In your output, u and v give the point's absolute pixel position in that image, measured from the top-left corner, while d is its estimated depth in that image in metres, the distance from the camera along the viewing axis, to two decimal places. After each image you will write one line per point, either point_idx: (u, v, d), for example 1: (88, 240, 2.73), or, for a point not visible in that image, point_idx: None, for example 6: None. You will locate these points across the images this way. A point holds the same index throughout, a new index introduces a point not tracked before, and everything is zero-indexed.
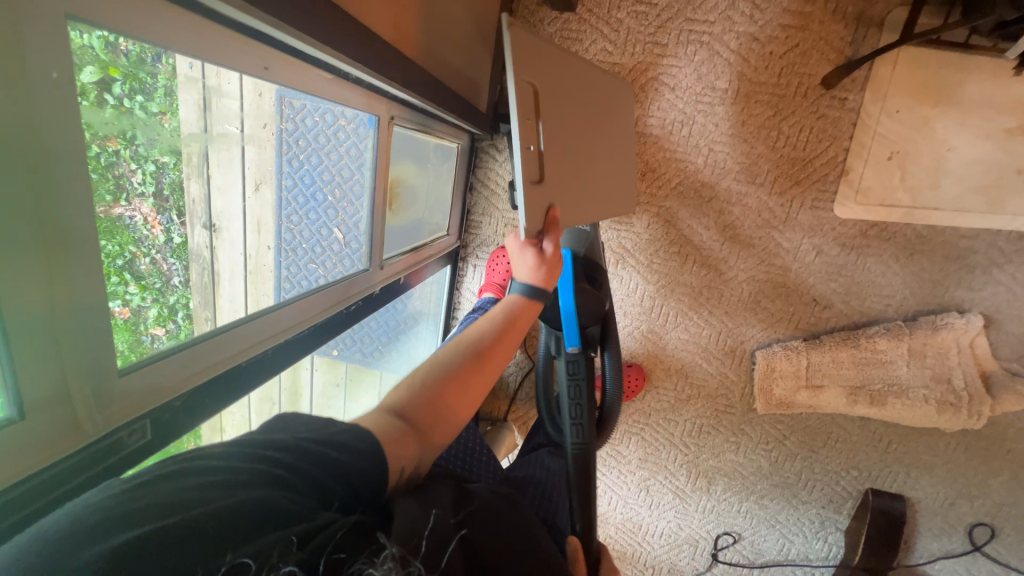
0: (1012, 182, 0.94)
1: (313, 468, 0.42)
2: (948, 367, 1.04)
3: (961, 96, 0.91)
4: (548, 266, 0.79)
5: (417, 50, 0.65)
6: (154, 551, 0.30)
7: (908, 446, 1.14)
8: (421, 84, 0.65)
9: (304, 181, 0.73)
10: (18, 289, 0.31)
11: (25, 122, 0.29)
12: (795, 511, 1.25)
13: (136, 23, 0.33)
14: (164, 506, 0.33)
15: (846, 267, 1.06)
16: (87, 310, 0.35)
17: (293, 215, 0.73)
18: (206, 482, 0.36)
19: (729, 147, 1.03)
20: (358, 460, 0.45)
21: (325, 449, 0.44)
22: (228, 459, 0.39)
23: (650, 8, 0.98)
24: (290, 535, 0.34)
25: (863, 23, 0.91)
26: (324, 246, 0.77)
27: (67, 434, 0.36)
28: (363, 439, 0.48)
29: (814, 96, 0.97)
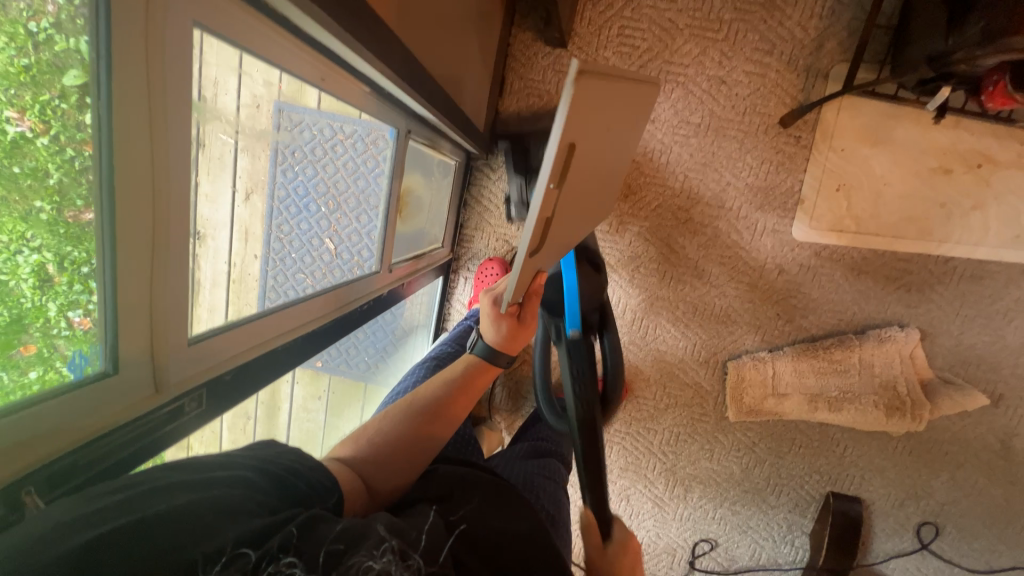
0: (937, 213, 1.10)
1: (270, 473, 0.46)
2: (894, 376, 1.16)
3: (893, 139, 1.07)
4: (514, 335, 0.87)
5: (435, 71, 0.71)
6: (152, 531, 0.34)
7: (862, 450, 1.25)
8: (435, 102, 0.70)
9: (298, 192, 0.74)
10: (128, 266, 0.38)
11: (158, 113, 0.36)
12: (765, 515, 1.32)
13: (237, 31, 0.40)
14: (129, 506, 0.36)
15: (804, 285, 1.18)
16: (174, 288, 0.42)
17: (284, 222, 0.72)
18: (163, 485, 0.38)
19: (702, 175, 1.14)
20: (309, 468, 0.50)
21: (285, 461, 0.48)
22: (194, 466, 0.42)
23: (633, 50, 1.10)
24: (289, 527, 0.39)
25: (812, 74, 1.06)
26: (315, 256, 0.79)
27: (139, 393, 0.42)
28: (308, 453, 0.51)
29: (773, 133, 1.10)
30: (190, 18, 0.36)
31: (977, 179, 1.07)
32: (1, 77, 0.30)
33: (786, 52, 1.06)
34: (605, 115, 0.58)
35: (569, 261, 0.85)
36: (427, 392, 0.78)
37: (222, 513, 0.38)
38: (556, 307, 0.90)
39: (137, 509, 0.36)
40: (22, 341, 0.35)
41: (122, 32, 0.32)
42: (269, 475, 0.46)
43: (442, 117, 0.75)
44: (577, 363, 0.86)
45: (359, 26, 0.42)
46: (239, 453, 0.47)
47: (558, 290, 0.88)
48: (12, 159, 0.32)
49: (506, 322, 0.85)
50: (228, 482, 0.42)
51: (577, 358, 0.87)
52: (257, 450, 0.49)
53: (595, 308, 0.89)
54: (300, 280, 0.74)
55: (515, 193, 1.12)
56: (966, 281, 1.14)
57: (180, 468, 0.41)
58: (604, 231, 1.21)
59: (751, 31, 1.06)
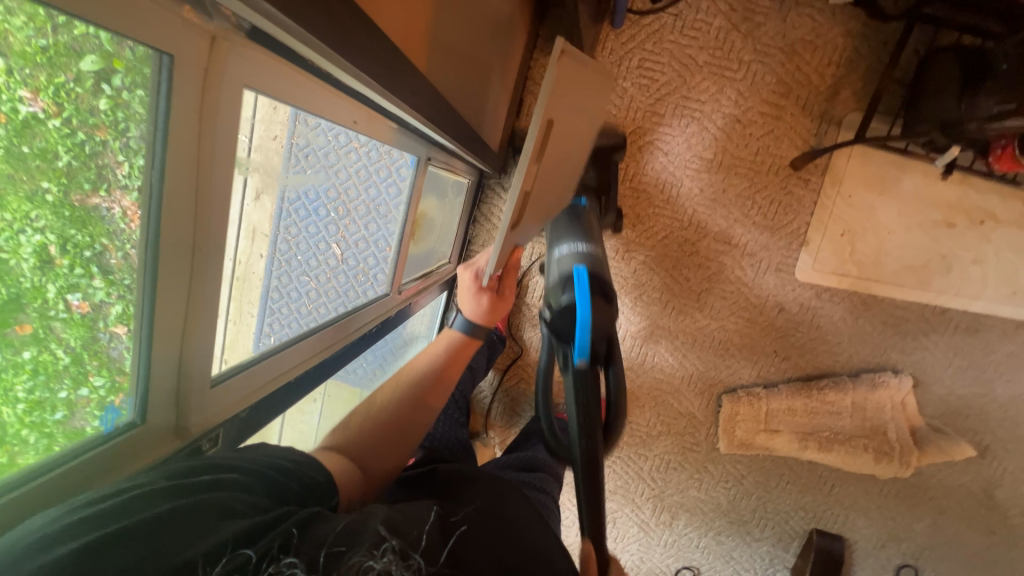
0: (938, 264, 1.12)
1: (264, 473, 0.48)
2: (884, 421, 1.17)
3: (900, 189, 1.09)
4: (492, 310, 0.93)
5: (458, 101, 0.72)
6: (152, 528, 0.36)
7: (848, 491, 1.26)
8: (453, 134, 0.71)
9: (310, 196, 0.76)
10: (172, 289, 0.42)
11: (207, 157, 0.40)
12: (749, 547, 1.34)
13: (283, 86, 0.42)
14: (134, 505, 0.37)
15: (803, 324, 1.19)
16: (206, 317, 0.46)
17: (291, 225, 0.74)
18: (156, 490, 0.39)
19: (711, 210, 1.16)
20: (301, 458, 0.54)
21: (278, 462, 0.51)
22: (188, 467, 0.44)
23: (652, 82, 1.11)
24: (288, 530, 0.40)
25: (826, 120, 1.08)
26: (320, 259, 0.84)
27: (162, 411, 0.46)
28: (297, 449, 0.55)
29: (783, 174, 1.12)
30: (242, 82, 0.38)
31: (979, 235, 1.09)
32: (15, 56, 0.29)
33: (802, 97, 1.08)
34: (581, 110, 0.63)
35: (581, 274, 0.75)
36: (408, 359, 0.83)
37: (224, 514, 0.40)
38: (565, 331, 0.75)
39: (143, 507, 0.37)
40: (18, 319, 0.35)
41: (182, 92, 0.35)
42: (267, 466, 0.49)
43: (461, 146, 0.76)
44: (586, 396, 0.73)
45: (397, 79, 0.43)
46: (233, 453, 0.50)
47: (568, 318, 0.75)
48: (21, 138, 0.31)
49: (487, 296, 0.92)
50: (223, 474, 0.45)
51: (585, 391, 0.73)
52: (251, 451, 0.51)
53: (604, 337, 0.74)
54: (304, 281, 0.80)
55: None
56: (961, 332, 1.16)
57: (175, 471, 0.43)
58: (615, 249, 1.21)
59: (768, 74, 1.08)
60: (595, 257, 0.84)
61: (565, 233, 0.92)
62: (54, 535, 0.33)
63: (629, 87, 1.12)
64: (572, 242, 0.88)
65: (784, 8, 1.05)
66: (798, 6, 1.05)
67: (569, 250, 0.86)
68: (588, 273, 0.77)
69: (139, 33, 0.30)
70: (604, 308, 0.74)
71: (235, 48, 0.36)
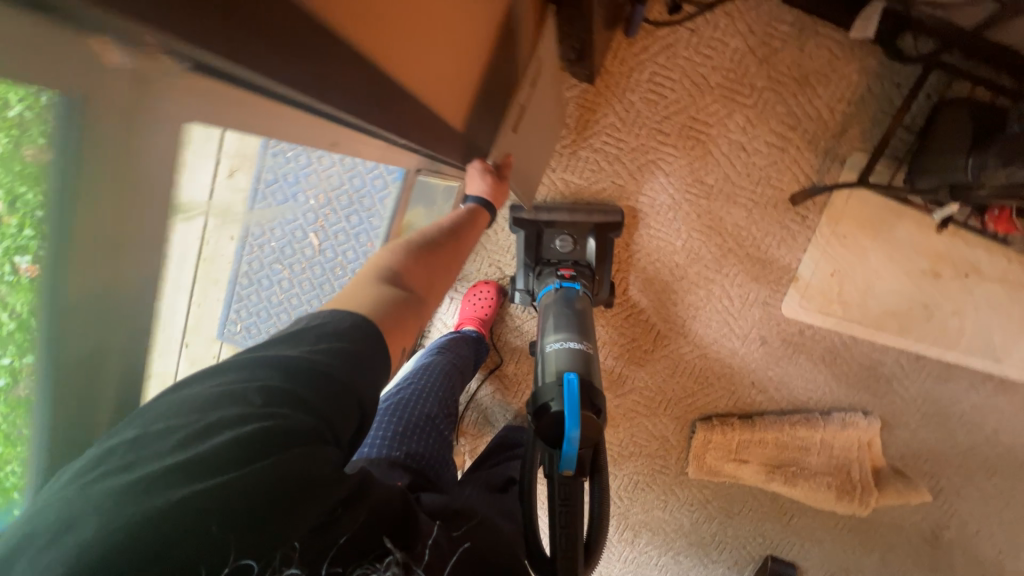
0: (919, 312, 1.12)
1: (301, 409, 0.50)
2: (850, 460, 1.20)
3: (893, 235, 1.08)
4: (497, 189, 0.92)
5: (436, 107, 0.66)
6: (181, 518, 0.42)
7: (806, 522, 1.29)
8: (436, 142, 0.65)
9: (287, 178, 0.87)
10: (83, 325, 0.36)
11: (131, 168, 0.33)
12: (705, 568, 1.36)
13: (230, 102, 0.34)
14: (210, 460, 0.44)
15: (782, 358, 1.19)
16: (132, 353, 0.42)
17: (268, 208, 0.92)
18: (184, 464, 0.44)
19: (704, 237, 1.13)
20: (342, 354, 0.55)
21: (325, 380, 0.52)
22: (256, 399, 0.49)
23: (660, 99, 1.06)
24: (292, 541, 0.46)
25: (830, 157, 1.05)
26: (297, 247, 1.06)
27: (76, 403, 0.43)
28: (340, 344, 0.55)
29: (782, 208, 1.10)
30: (179, 107, 0.32)
31: (963, 287, 1.10)
32: None
33: (809, 131, 1.05)
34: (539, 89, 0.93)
35: (571, 383, 0.75)
36: (419, 237, 0.81)
37: (276, 483, 0.45)
38: (550, 432, 0.75)
39: (222, 464, 0.44)
40: None
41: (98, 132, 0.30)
42: (331, 371, 0.53)
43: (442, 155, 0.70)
44: (564, 504, 0.74)
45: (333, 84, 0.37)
46: (296, 362, 0.52)
47: (555, 424, 0.74)
48: None
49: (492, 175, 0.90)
50: (289, 413, 0.49)
51: (565, 501, 0.74)
52: (292, 381, 0.51)
53: (590, 445, 0.74)
54: (275, 268, 1.04)
55: (519, 279, 1.14)
56: (932, 379, 1.17)
57: (245, 405, 0.48)
58: (602, 311, 1.22)
59: (779, 103, 1.04)
60: (588, 357, 0.84)
61: (561, 324, 0.92)
62: (104, 515, 0.41)
63: (637, 101, 1.07)
64: (565, 337, 0.88)
65: (803, 36, 1.01)
66: (817, 35, 1.01)
67: (560, 346, 0.86)
68: (578, 379, 0.76)
69: (34, 73, 0.25)
70: (593, 419, 0.73)
71: (166, 84, 0.29)
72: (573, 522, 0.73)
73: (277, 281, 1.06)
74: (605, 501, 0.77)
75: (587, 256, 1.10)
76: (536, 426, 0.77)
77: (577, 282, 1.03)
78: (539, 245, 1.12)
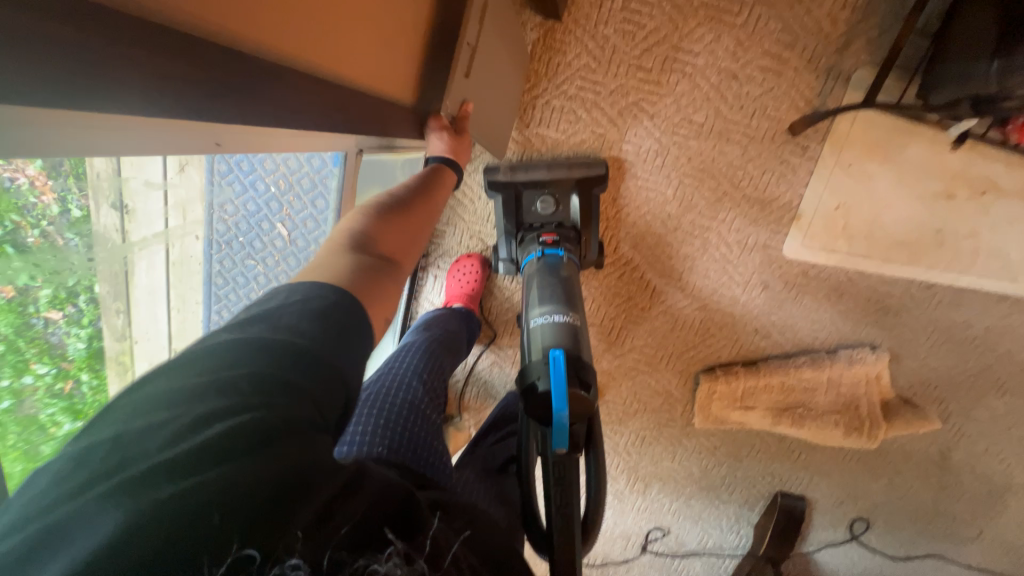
0: (931, 239, 1.05)
1: (294, 393, 0.44)
2: (858, 396, 1.18)
3: (904, 157, 0.99)
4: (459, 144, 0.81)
5: (366, 73, 0.56)
6: (169, 518, 0.35)
7: (814, 457, 1.30)
8: (377, 116, 0.57)
9: (242, 168, 0.78)
10: None
11: None
12: (716, 509, 1.40)
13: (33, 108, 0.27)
14: (202, 456, 0.38)
15: (786, 301, 1.14)
16: None
17: (228, 203, 0.82)
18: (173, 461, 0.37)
19: (696, 182, 1.05)
20: (329, 331, 0.48)
21: (320, 363, 0.46)
22: (246, 386, 0.42)
23: (637, 29, 0.94)
24: (294, 529, 0.40)
25: (832, 76, 0.94)
26: (268, 241, 0.96)
27: None
28: (330, 320, 0.49)
29: (780, 140, 1.00)
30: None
31: (979, 207, 1.02)
32: None
33: (809, 48, 0.93)
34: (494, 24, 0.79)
35: (558, 360, 0.71)
36: (385, 200, 0.70)
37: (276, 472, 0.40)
38: (539, 412, 0.71)
39: (217, 459, 0.38)
40: None
41: None
42: (308, 348, 0.46)
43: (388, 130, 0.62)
44: (560, 485, 0.72)
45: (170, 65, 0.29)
46: (279, 342, 0.45)
47: (544, 404, 0.71)
48: None
49: (447, 132, 0.79)
50: (279, 400, 0.42)
51: (561, 481, 0.72)
52: (282, 361, 0.45)
53: (583, 419, 0.72)
54: (249, 264, 0.95)
55: (502, 249, 1.07)
56: (943, 307, 1.12)
57: (236, 394, 0.41)
58: (594, 272, 1.16)
59: (773, 19, 0.92)
60: (576, 329, 0.79)
61: (546, 295, 0.86)
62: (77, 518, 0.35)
63: (611, 34, 0.94)
64: (550, 309, 0.83)
65: None
66: None
67: (546, 320, 0.81)
68: (564, 355, 0.72)
69: None
70: (583, 395, 0.70)
71: None
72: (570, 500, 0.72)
73: (254, 278, 0.97)
74: (599, 471, 0.77)
75: (571, 217, 1.03)
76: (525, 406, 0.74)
77: (561, 248, 0.98)
78: (520, 209, 1.04)
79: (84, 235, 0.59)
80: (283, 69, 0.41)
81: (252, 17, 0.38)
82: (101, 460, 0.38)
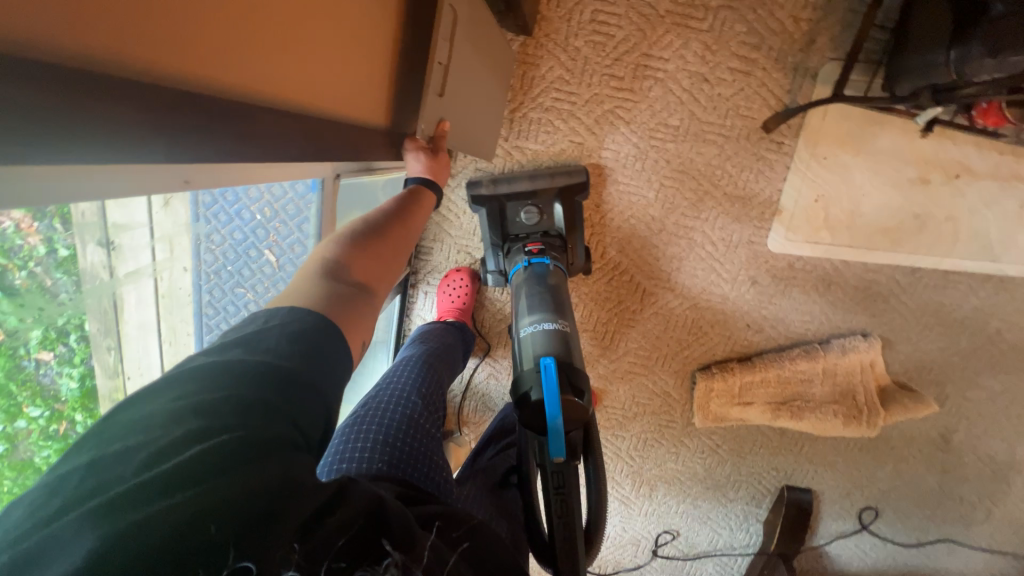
0: (911, 224, 1.07)
1: (272, 410, 0.42)
2: (854, 384, 1.18)
3: (876, 147, 1.01)
4: (437, 165, 0.86)
5: (341, 100, 0.57)
6: (147, 536, 0.33)
7: (817, 449, 1.30)
8: (353, 141, 0.58)
9: (228, 199, 0.79)
10: None
11: None
12: (724, 508, 1.39)
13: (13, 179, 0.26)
14: (182, 475, 0.36)
15: (775, 295, 1.15)
16: None
17: (214, 233, 0.83)
18: (146, 484, 0.35)
19: (677, 183, 1.06)
20: (306, 353, 0.48)
21: (299, 383, 0.45)
22: (226, 407, 0.40)
23: (607, 39, 0.96)
24: (292, 541, 0.38)
25: (800, 73, 0.96)
26: (256, 269, 0.96)
27: None
28: (305, 341, 0.49)
29: (755, 138, 1.02)
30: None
31: (954, 190, 1.04)
32: None
33: (775, 47, 0.95)
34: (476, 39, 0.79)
35: (549, 368, 0.71)
36: (366, 222, 0.70)
37: (263, 491, 0.37)
38: (534, 421, 0.72)
39: (196, 478, 0.36)
40: None
41: None
42: (283, 370, 0.45)
43: (365, 154, 0.63)
44: (560, 492, 0.72)
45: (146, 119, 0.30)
46: (254, 364, 0.44)
47: (538, 411, 0.71)
48: None
49: (425, 155, 0.83)
50: (261, 420, 0.41)
51: (561, 490, 0.72)
52: (263, 380, 0.43)
53: (579, 426, 0.72)
54: (239, 292, 0.94)
55: (489, 262, 1.08)
56: (929, 290, 1.14)
57: (215, 415, 0.39)
58: (583, 278, 1.17)
59: (738, 22, 0.94)
60: (565, 336, 0.80)
61: (534, 304, 0.87)
62: (50, 543, 0.33)
63: (582, 46, 0.96)
64: (539, 318, 0.83)
65: None
66: None
67: (535, 328, 0.81)
68: (555, 362, 0.73)
69: None
70: (576, 402, 0.70)
71: None
72: (570, 508, 0.72)
73: (245, 306, 0.96)
74: (599, 478, 0.76)
75: (556, 225, 1.05)
76: (519, 416, 0.74)
77: (547, 257, 0.98)
78: (504, 220, 1.05)
79: (71, 276, 0.59)
80: (254, 102, 0.42)
81: (223, 59, 0.39)
82: (80, 484, 0.36)
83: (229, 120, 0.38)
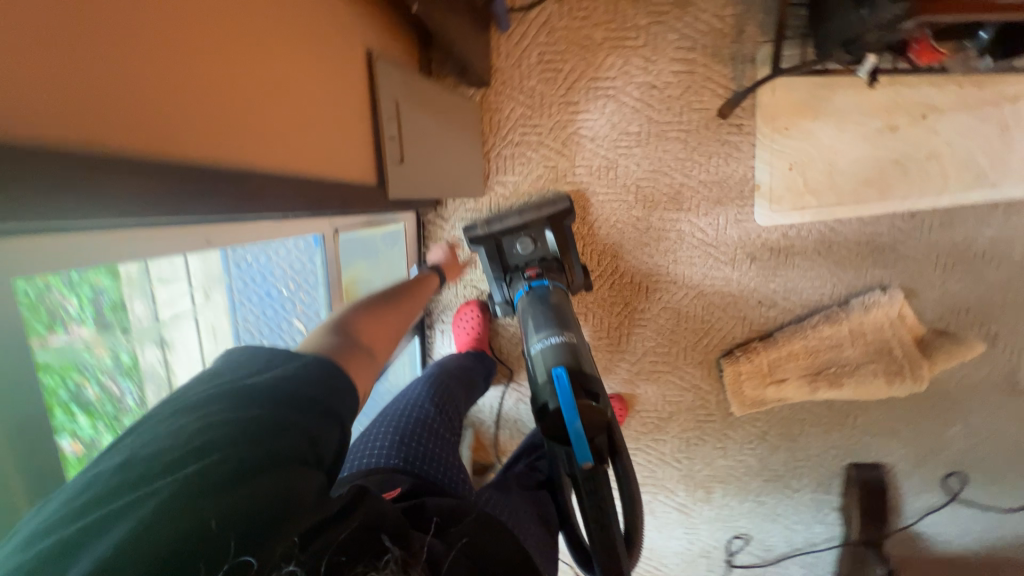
0: (893, 171, 1.08)
1: (293, 427, 0.41)
2: (887, 339, 1.14)
3: (834, 107, 1.06)
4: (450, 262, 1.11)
5: (334, 166, 0.68)
6: (157, 540, 0.31)
7: (871, 418, 1.23)
8: (344, 199, 0.68)
9: (253, 274, 0.88)
10: None
11: None
12: (792, 500, 1.31)
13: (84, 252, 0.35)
14: (201, 480, 0.34)
15: (779, 267, 1.16)
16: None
17: (249, 313, 0.93)
18: (169, 492, 0.33)
19: (653, 180, 1.12)
20: (331, 381, 0.48)
21: (320, 408, 0.45)
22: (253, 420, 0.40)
23: (557, 74, 1.08)
24: (292, 537, 0.37)
25: (738, 60, 1.04)
26: (287, 336, 1.00)
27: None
28: (330, 369, 0.49)
29: (714, 126, 1.08)
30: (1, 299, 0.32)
31: (926, 130, 1.06)
32: None
33: (709, 45, 1.04)
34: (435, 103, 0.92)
35: (562, 377, 0.75)
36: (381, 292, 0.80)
37: (278, 502, 0.36)
38: (554, 430, 0.74)
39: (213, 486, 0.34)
40: None
41: None
42: (309, 393, 0.45)
43: (358, 209, 0.73)
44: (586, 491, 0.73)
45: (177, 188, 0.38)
46: (280, 383, 0.44)
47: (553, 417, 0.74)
48: None
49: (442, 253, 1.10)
50: (280, 433, 0.40)
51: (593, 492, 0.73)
52: (288, 399, 0.43)
53: (604, 427, 0.73)
54: None
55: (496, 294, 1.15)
56: (936, 231, 1.12)
57: (242, 424, 0.39)
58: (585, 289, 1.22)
59: (669, 32, 1.04)
60: (572, 347, 0.83)
61: (541, 323, 0.92)
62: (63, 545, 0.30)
63: (536, 83, 1.08)
64: (546, 333, 0.88)
65: None
66: None
67: (544, 343, 0.86)
68: (567, 371, 0.76)
69: None
70: (592, 404, 0.73)
71: None
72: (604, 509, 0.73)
73: None
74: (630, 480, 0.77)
75: (551, 250, 1.11)
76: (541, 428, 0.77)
77: (545, 278, 1.05)
78: (502, 254, 1.12)
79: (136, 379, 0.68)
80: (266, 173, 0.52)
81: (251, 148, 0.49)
82: (105, 482, 0.34)
83: (243, 188, 0.47)
